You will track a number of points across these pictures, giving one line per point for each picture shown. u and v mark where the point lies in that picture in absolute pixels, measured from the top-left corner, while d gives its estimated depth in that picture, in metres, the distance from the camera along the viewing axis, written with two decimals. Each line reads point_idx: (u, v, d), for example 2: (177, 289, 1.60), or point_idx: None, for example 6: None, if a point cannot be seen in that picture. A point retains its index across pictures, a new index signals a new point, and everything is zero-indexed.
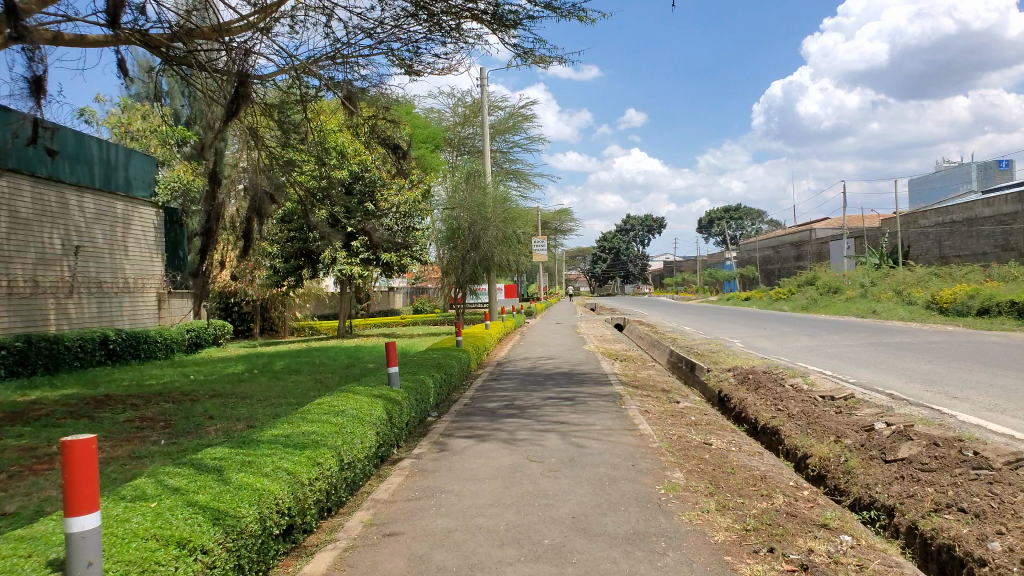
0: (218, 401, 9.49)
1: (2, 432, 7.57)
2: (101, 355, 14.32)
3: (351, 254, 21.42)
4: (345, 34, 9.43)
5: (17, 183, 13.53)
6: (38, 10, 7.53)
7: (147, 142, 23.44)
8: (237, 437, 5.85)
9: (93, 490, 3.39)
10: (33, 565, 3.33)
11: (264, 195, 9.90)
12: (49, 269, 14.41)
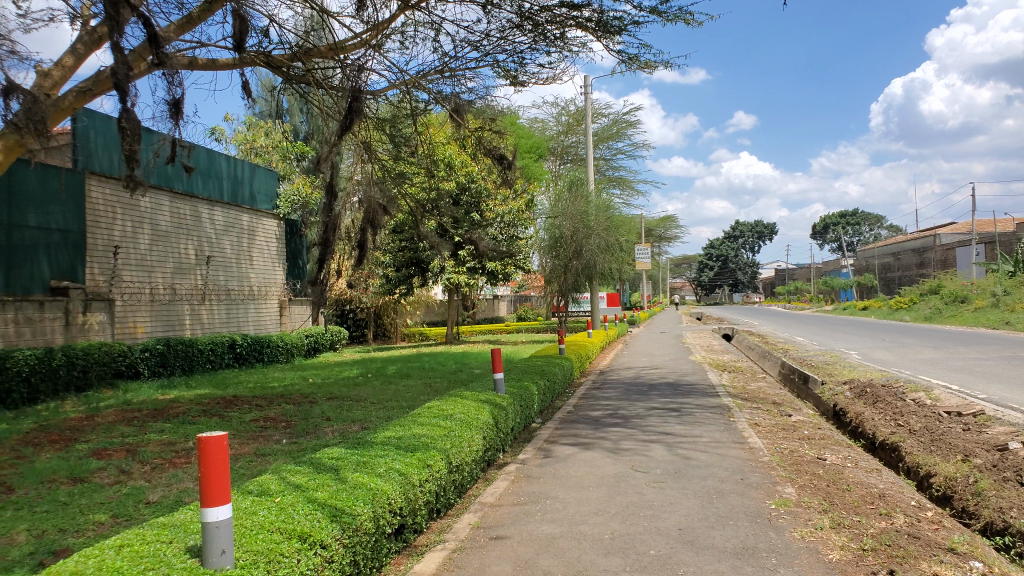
0: (335, 403, 9.95)
1: (146, 428, 8.24)
2: (229, 358, 15.29)
3: (459, 263, 21.90)
4: (453, 47, 9.74)
5: (157, 198, 14.69)
6: (176, 37, 8.19)
7: (270, 158, 24.88)
8: (353, 438, 6.15)
9: (226, 483, 3.64)
10: (174, 550, 3.64)
11: (378, 207, 10.33)
12: (185, 278, 15.54)
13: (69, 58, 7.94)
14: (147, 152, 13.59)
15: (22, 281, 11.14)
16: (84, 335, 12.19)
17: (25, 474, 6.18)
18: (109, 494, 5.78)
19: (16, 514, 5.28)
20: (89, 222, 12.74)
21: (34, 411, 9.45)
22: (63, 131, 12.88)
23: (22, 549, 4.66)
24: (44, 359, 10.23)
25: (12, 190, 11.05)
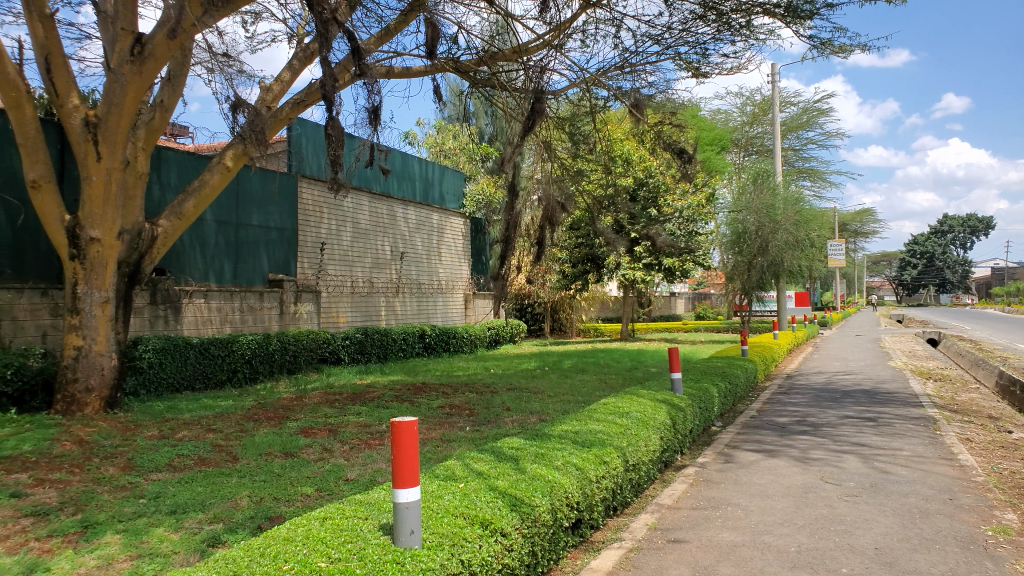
0: (514, 395, 10.21)
1: (345, 410, 8.94)
2: (419, 347, 16.19)
3: (635, 259, 21.66)
4: (634, 43, 9.65)
5: (358, 199, 15.88)
6: (376, 49, 8.78)
7: (456, 159, 26.02)
8: (531, 430, 6.32)
9: (415, 465, 3.85)
10: (369, 526, 3.95)
11: (558, 204, 10.46)
12: (382, 272, 16.70)
13: (286, 73, 8.77)
14: (349, 156, 14.75)
15: (246, 273, 12.49)
16: (295, 323, 13.45)
17: (246, 446, 6.95)
18: (314, 469, 6.36)
19: (240, 481, 5.96)
20: (300, 221, 14.05)
21: (254, 390, 10.59)
22: (279, 139, 14.28)
23: (244, 513, 5.25)
24: (262, 343, 11.41)
25: (239, 192, 12.42)
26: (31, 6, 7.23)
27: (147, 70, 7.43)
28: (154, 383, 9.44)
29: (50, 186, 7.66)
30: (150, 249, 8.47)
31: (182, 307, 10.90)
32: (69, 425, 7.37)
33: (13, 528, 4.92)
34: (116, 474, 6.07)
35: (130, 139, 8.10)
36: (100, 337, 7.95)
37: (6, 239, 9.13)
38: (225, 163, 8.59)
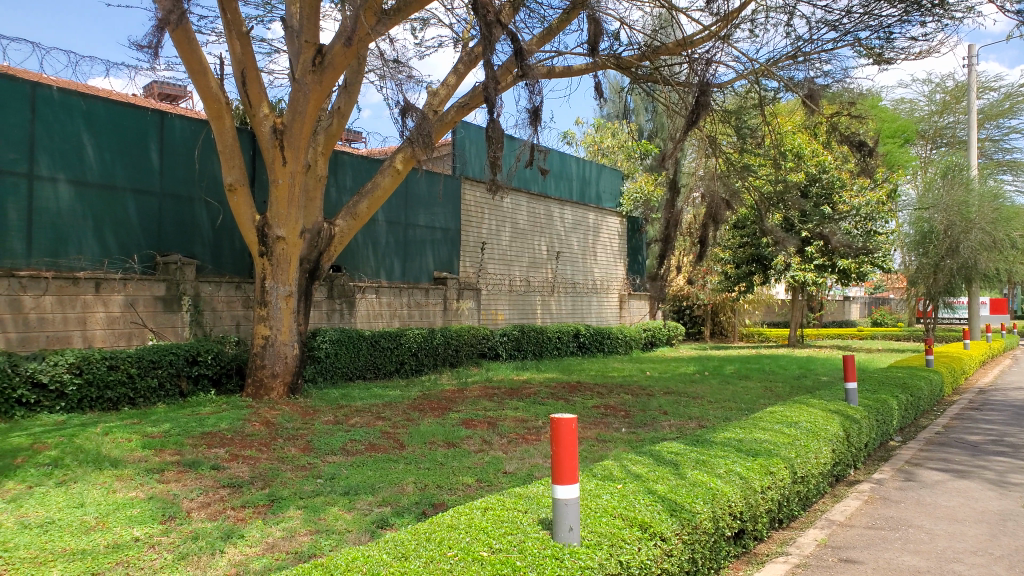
0: (672, 398, 9.99)
1: (503, 405, 9.14)
2: (574, 346, 16.25)
3: (805, 261, 20.48)
4: (808, 30, 9.14)
5: (517, 199, 16.21)
6: (538, 49, 8.90)
7: (615, 158, 25.88)
8: (692, 435, 6.16)
9: (574, 462, 3.77)
10: (528, 519, 4.04)
11: (722, 201, 10.07)
12: (540, 271, 16.94)
13: (452, 77, 9.09)
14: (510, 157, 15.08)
15: (414, 270, 13.12)
16: (457, 318, 13.90)
17: (412, 434, 7.28)
18: (475, 460, 6.54)
19: (406, 467, 6.25)
20: (463, 220, 14.55)
21: (419, 381, 11.08)
22: (444, 142, 14.86)
23: (409, 499, 5.50)
24: (427, 337, 11.92)
25: (408, 194, 13.07)
26: (231, 25, 7.90)
27: (327, 79, 7.94)
28: (331, 371, 10.10)
29: (244, 189, 8.39)
30: (328, 247, 9.06)
31: (356, 301, 11.61)
32: (257, 407, 8.09)
33: (213, 497, 5.47)
34: (298, 455, 6.56)
35: (311, 144, 8.71)
36: (284, 327, 8.61)
37: (208, 236, 10.21)
38: (395, 166, 9.04)
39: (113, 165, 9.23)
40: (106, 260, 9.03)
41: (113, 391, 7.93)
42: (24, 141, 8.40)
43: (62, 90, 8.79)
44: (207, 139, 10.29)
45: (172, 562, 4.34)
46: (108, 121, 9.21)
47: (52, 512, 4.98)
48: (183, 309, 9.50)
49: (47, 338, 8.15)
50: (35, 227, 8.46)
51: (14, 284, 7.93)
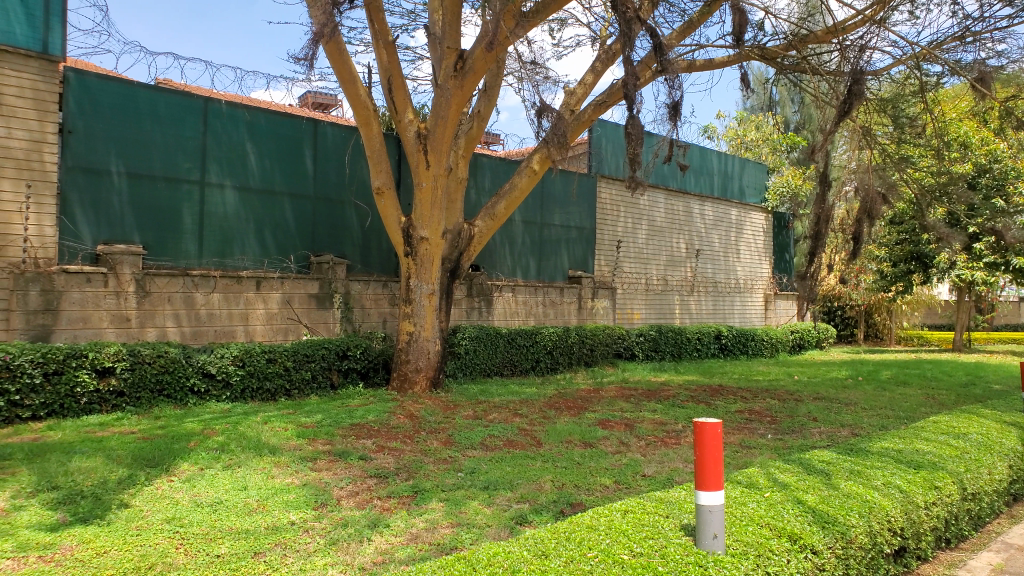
0: (822, 404, 9.44)
1: (641, 406, 8.99)
2: (715, 347, 15.75)
3: (973, 258, 18.79)
4: (978, 7, 8.38)
5: (655, 196, 15.95)
6: (678, 43, 8.69)
7: (759, 151, 24.85)
8: (845, 444, 5.80)
9: (719, 468, 3.61)
10: (671, 524, 3.95)
11: (878, 194, 9.40)
12: (678, 270, 16.56)
13: (589, 76, 9.05)
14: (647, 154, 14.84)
15: (548, 269, 13.24)
16: (592, 318, 13.81)
17: (549, 432, 7.30)
18: (612, 461, 6.46)
19: (544, 465, 6.28)
20: (599, 218, 14.49)
21: (555, 380, 11.12)
22: (580, 140, 14.86)
23: (548, 497, 5.52)
24: (563, 336, 11.96)
25: (543, 194, 13.21)
26: (379, 36, 8.19)
27: (469, 84, 8.09)
28: (470, 367, 10.34)
29: (391, 192, 8.72)
30: (468, 247, 9.26)
31: (494, 299, 11.82)
32: (401, 401, 8.41)
33: (361, 486, 5.72)
34: (439, 448, 6.75)
35: (453, 148, 8.93)
36: (427, 324, 8.86)
37: (357, 237, 10.72)
38: (533, 166, 9.12)
39: (272, 172, 9.89)
40: (266, 260, 9.72)
41: (271, 382, 8.51)
42: (197, 152, 9.20)
43: (229, 103, 9.53)
44: (355, 145, 10.81)
45: (324, 546, 4.57)
46: (268, 131, 9.88)
47: (220, 492, 5.40)
48: (334, 306, 10.02)
49: (215, 332, 8.88)
50: (206, 230, 9.23)
51: (187, 282, 8.68)
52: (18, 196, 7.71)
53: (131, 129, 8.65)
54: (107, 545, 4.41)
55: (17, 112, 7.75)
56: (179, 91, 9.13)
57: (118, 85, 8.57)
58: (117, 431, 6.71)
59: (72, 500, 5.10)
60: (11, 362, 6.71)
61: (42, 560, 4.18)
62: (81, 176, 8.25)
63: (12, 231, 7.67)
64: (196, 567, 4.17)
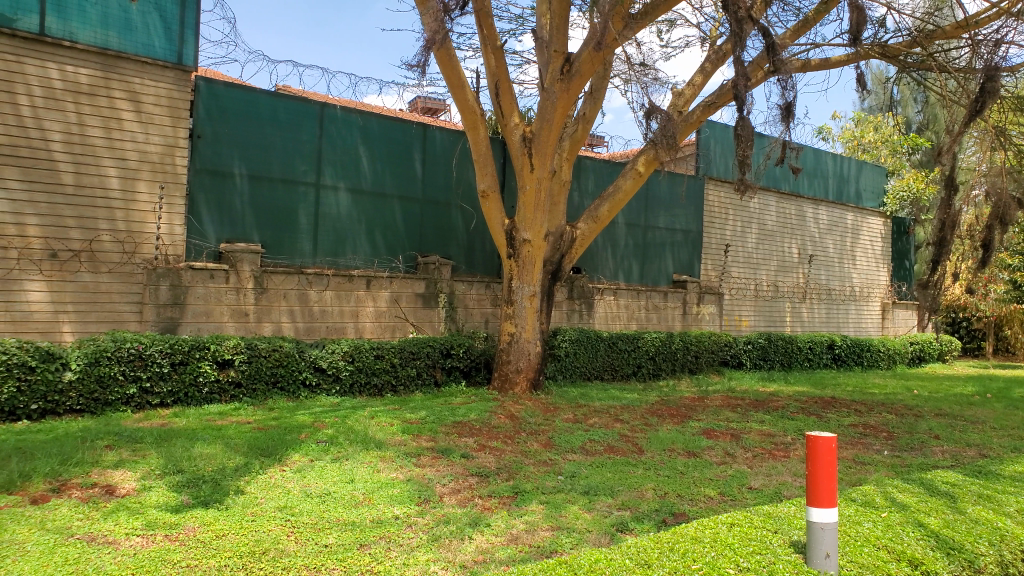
0: (946, 422, 8.87)
1: (749, 416, 8.71)
2: (828, 358, 15.09)
3: None
4: None
5: (766, 200, 15.49)
6: (791, 42, 8.40)
7: (878, 154, 23.64)
8: (975, 466, 5.42)
9: (834, 486, 3.43)
10: (780, 540, 3.81)
11: (1012, 199, 8.76)
12: (789, 276, 15.98)
13: (698, 76, 8.86)
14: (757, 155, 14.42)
15: (652, 273, 13.10)
16: (698, 323, 13.50)
17: (651, 440, 7.18)
18: (717, 472, 6.29)
19: (645, 473, 6.17)
20: (705, 222, 14.22)
21: (657, 386, 10.93)
22: (688, 143, 14.62)
23: (649, 505, 5.41)
24: (665, 341, 11.75)
25: (648, 197, 13.13)
26: (487, 40, 8.31)
27: (575, 86, 8.08)
28: (570, 370, 10.32)
29: (495, 195, 8.82)
30: (570, 250, 9.24)
31: (595, 302, 11.76)
32: (502, 401, 8.49)
33: (463, 484, 5.79)
34: (540, 450, 6.76)
35: (557, 150, 8.94)
36: (528, 326, 8.89)
37: (462, 239, 10.91)
38: (638, 168, 9.02)
39: (383, 175, 10.19)
40: (376, 260, 10.02)
41: (379, 378, 8.75)
42: (313, 155, 9.58)
43: (344, 109, 9.88)
44: (462, 149, 11.00)
45: (427, 542, 4.65)
46: (380, 136, 10.18)
47: (328, 484, 5.59)
48: (439, 306, 10.20)
49: (326, 328, 9.22)
50: (320, 230, 9.59)
51: (302, 280, 9.04)
52: (153, 197, 8.33)
53: (253, 133, 9.10)
54: (225, 528, 4.64)
55: (155, 119, 8.36)
56: (298, 97, 9.53)
57: (243, 92, 9.02)
58: (235, 420, 7.06)
59: (194, 483, 5.39)
60: (143, 351, 7.21)
61: (168, 539, 4.43)
62: (208, 177, 8.74)
63: (147, 229, 8.30)
64: (305, 555, 4.33)
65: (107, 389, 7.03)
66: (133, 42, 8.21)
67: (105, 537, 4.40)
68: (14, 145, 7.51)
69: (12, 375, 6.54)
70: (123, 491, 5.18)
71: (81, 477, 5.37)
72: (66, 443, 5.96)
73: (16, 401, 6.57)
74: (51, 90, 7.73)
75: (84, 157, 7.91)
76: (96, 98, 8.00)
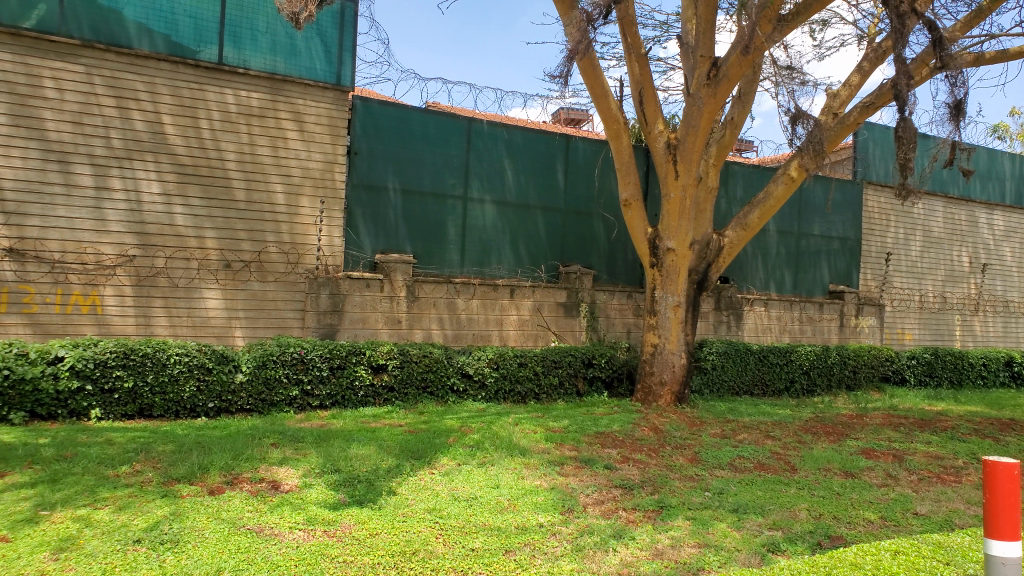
0: None
1: (914, 436, 8.13)
2: (1005, 376, 13.82)
3: None
4: None
5: (932, 205, 14.47)
6: (963, 35, 7.89)
7: None
8: None
9: (1016, 518, 3.10)
10: (951, 572, 3.53)
11: None
12: (958, 286, 14.79)
13: (856, 76, 8.44)
14: (924, 157, 13.55)
15: (806, 283, 12.68)
16: (856, 337, 12.78)
17: (805, 458, 6.85)
18: (878, 495, 5.90)
19: (799, 493, 5.90)
20: (862, 229, 13.49)
21: (810, 402, 10.41)
22: (844, 146, 13.94)
23: (804, 526, 5.15)
24: (821, 355, 11.18)
25: (802, 203, 12.72)
26: (631, 49, 8.29)
27: (722, 91, 7.89)
28: (717, 384, 10.05)
29: (638, 203, 8.76)
30: (717, 259, 8.99)
31: (743, 313, 11.44)
32: (646, 413, 8.40)
33: (607, 495, 5.75)
34: (686, 465, 6.61)
35: (704, 156, 8.75)
36: (673, 337, 8.72)
37: (604, 248, 10.90)
38: (789, 173, 8.68)
39: (527, 187, 10.35)
40: (520, 269, 10.20)
41: (522, 386, 8.88)
42: (461, 169, 9.88)
43: (490, 123, 10.13)
44: (605, 158, 11.00)
45: (571, 552, 4.64)
46: (524, 147, 10.36)
47: (475, 488, 5.71)
48: (581, 315, 10.22)
49: (473, 335, 9.48)
50: (467, 241, 9.88)
51: (450, 289, 9.34)
52: (314, 211, 8.86)
53: (406, 149, 9.51)
54: (379, 527, 4.84)
55: (316, 137, 8.91)
56: (447, 113, 9.88)
57: (396, 110, 9.44)
58: (388, 423, 7.38)
59: (350, 483, 5.67)
60: (305, 355, 7.69)
61: (327, 534, 4.68)
62: (364, 192, 9.23)
63: (309, 242, 8.84)
64: (453, 557, 4.44)
65: (273, 391, 7.55)
66: (298, 66, 8.79)
67: (271, 529, 4.70)
68: (196, 165, 8.28)
69: (193, 375, 7.17)
70: (286, 487, 5.52)
71: (250, 471, 5.78)
72: (238, 439, 6.46)
73: (196, 399, 7.20)
74: (227, 114, 8.44)
75: (255, 174, 8.57)
76: (265, 119, 8.64)
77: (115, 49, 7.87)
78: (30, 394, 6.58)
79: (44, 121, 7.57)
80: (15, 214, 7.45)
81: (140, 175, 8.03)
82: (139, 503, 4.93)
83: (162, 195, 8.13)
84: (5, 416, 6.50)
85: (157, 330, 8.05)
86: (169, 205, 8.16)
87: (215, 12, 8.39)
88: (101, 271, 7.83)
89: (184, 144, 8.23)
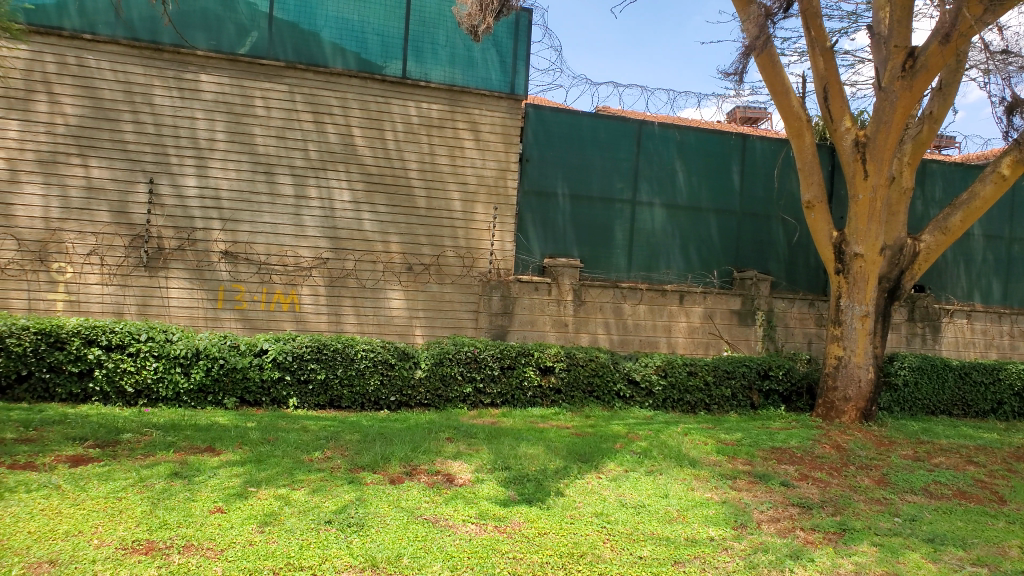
0: None
1: None
2: None
3: None
4: None
5: None
6: None
7: None
8: None
9: None
10: None
11: None
12: None
13: None
14: None
15: (1019, 294, 11.40)
16: None
17: (1015, 489, 6.15)
18: None
19: (1009, 527, 5.30)
20: None
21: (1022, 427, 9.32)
22: None
23: (1015, 565, 4.63)
24: None
25: (1015, 204, 11.45)
26: (815, 43, 7.86)
27: (920, 84, 7.30)
28: (910, 403, 9.27)
29: (822, 206, 8.25)
30: (911, 265, 8.29)
31: (941, 326, 10.47)
32: (828, 429, 7.92)
33: (782, 513, 5.48)
34: (872, 486, 6.16)
35: (897, 155, 8.15)
36: (860, 349, 8.15)
37: (783, 253, 10.41)
38: (1000, 171, 7.85)
39: (700, 189, 10.10)
40: (691, 274, 9.98)
41: (692, 395, 8.66)
42: (631, 173, 9.82)
43: (662, 125, 9.98)
44: (786, 158, 10.48)
45: (744, 569, 4.47)
46: (698, 149, 10.12)
47: (643, 496, 5.65)
48: (757, 323, 9.79)
49: (640, 341, 9.35)
50: (636, 245, 9.80)
51: (617, 294, 9.30)
52: (488, 217, 9.18)
53: (576, 155, 9.59)
54: (547, 527, 4.91)
55: (491, 146, 9.23)
56: (619, 117, 9.86)
57: (568, 116, 9.55)
58: (555, 424, 7.50)
59: (520, 480, 5.82)
60: (478, 354, 7.99)
61: (498, 530, 4.82)
62: (535, 198, 9.41)
63: (483, 246, 9.18)
64: (621, 564, 4.42)
65: (449, 387, 7.89)
66: (475, 78, 9.13)
67: (446, 521, 4.92)
68: (382, 174, 8.85)
69: (377, 370, 7.66)
70: (460, 481, 5.76)
71: (427, 463, 6.08)
72: (417, 433, 6.82)
73: (379, 392, 7.68)
74: (410, 125, 8.94)
75: (435, 182, 9.01)
76: (445, 130, 9.07)
77: (313, 69, 8.59)
78: (240, 381, 7.33)
79: (254, 137, 8.48)
80: (230, 220, 8.39)
81: (333, 184, 8.70)
82: (329, 487, 5.34)
83: (351, 202, 8.75)
84: (220, 401, 7.30)
85: (347, 327, 8.68)
86: (358, 211, 8.77)
87: (401, 28, 8.87)
88: (299, 272, 8.58)
89: (372, 155, 8.82)
